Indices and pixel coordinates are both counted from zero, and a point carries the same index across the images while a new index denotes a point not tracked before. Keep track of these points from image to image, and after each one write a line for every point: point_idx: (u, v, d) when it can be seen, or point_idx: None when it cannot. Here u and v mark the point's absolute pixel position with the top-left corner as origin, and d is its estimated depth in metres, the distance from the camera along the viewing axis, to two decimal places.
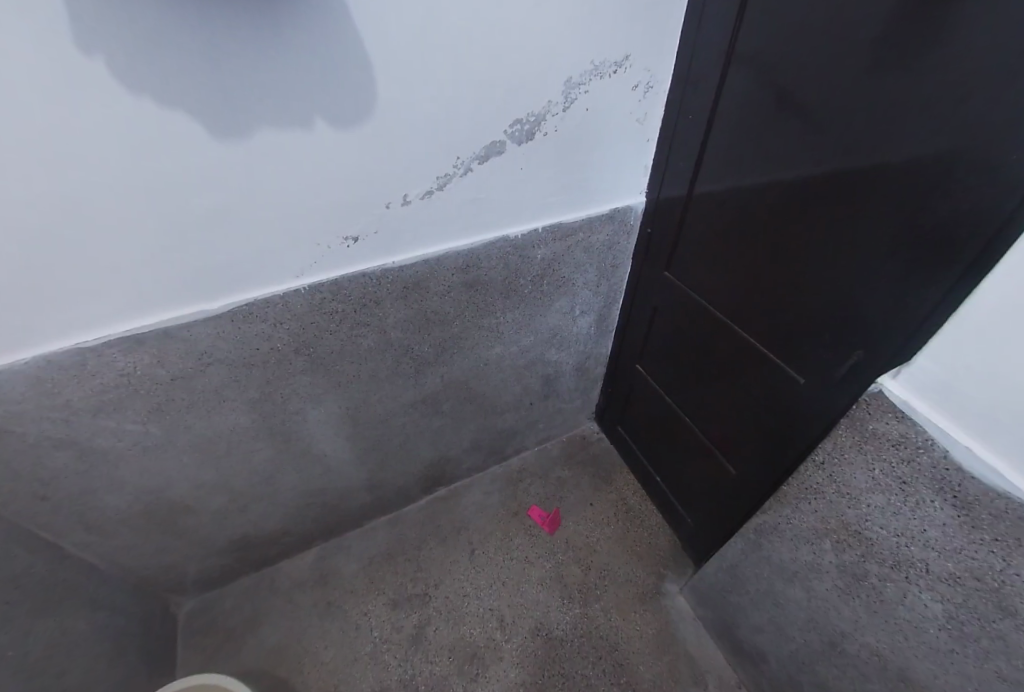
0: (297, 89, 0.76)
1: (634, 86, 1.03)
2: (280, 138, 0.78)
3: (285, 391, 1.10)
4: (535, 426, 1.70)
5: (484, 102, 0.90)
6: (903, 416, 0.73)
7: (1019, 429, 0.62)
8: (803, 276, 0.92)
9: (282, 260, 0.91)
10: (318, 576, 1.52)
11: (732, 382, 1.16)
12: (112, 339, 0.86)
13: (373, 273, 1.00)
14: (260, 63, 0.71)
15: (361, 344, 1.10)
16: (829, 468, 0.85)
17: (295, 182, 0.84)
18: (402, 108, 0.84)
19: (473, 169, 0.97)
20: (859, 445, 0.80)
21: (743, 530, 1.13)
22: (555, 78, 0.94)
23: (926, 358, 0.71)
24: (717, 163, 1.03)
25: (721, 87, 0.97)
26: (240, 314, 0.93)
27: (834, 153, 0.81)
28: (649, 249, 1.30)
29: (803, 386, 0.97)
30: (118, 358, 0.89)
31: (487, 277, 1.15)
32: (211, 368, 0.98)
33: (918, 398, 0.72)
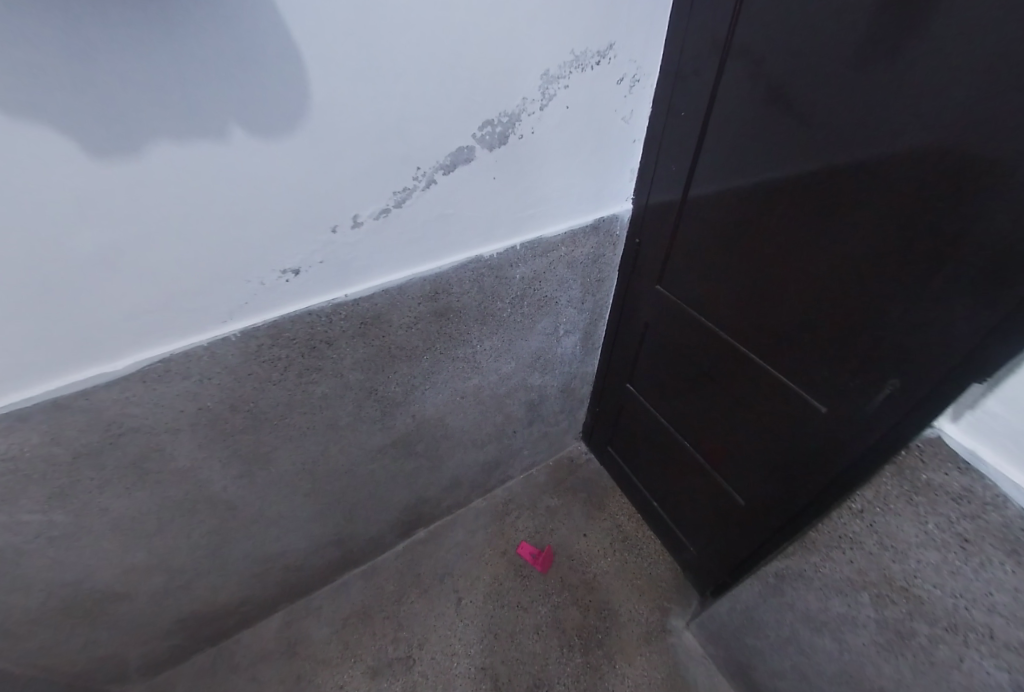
0: (196, 91, 0.58)
1: (619, 80, 0.89)
2: (181, 156, 0.61)
3: (226, 454, 0.92)
4: (519, 454, 1.56)
5: (445, 100, 0.73)
6: (969, 468, 0.63)
7: None
8: (822, 294, 0.79)
9: (202, 305, 0.73)
10: (286, 644, 1.34)
11: (739, 408, 1.04)
12: None
13: (321, 311, 0.82)
14: (141, 56, 0.54)
15: (313, 391, 0.92)
16: (870, 520, 0.76)
17: (210, 206, 0.66)
18: (342, 112, 0.67)
19: (436, 181, 0.81)
20: (908, 497, 0.70)
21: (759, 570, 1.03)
22: (529, 71, 0.78)
23: (997, 403, 0.61)
24: (715, 165, 0.90)
25: (716, 80, 0.83)
26: (154, 372, 0.75)
27: (861, 155, 0.68)
28: (638, 261, 1.17)
29: (825, 417, 0.85)
30: None
31: (460, 304, 0.99)
32: (125, 439, 0.79)
33: (985, 447, 0.63)
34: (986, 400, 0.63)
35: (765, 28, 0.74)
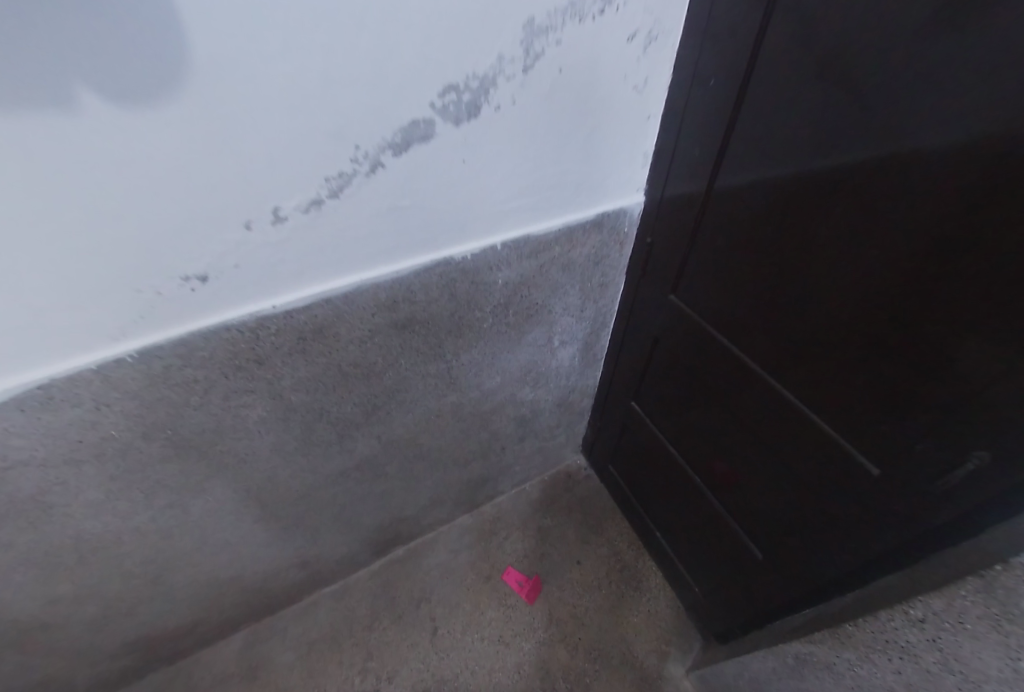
0: (17, 39, 0.41)
1: (630, 37, 0.69)
2: (13, 132, 0.44)
3: (148, 485, 0.79)
4: (509, 470, 1.41)
5: (389, 57, 0.55)
6: None
7: None
8: (883, 327, 0.60)
9: (85, 320, 0.58)
10: (248, 668, 1.25)
11: (759, 451, 0.86)
12: None
13: (243, 325, 0.67)
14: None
15: (246, 416, 0.78)
16: (936, 634, 0.60)
17: (65, 197, 0.49)
18: (240, 71, 0.49)
19: (384, 164, 0.63)
20: (995, 623, 0.53)
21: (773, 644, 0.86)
22: (506, 19, 0.59)
23: None
24: (749, 149, 0.69)
25: (758, 37, 0.63)
26: (34, 401, 0.60)
27: (957, 142, 0.48)
28: (649, 264, 0.98)
29: (875, 481, 0.67)
30: None
31: (427, 314, 0.82)
32: (11, 476, 0.65)
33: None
34: None
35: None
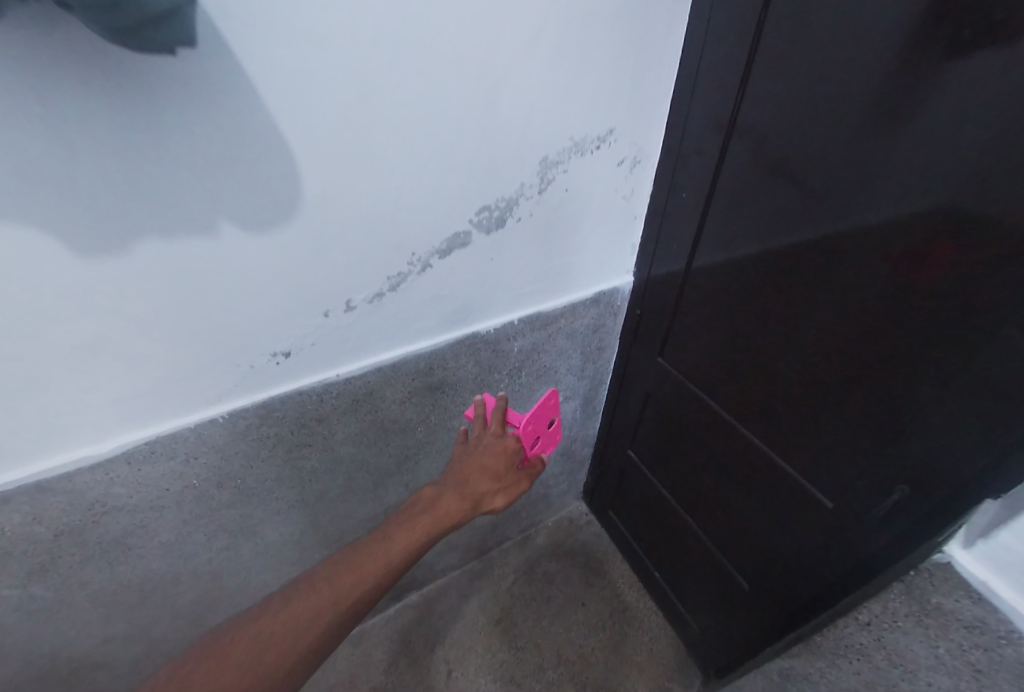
0: (182, 151, 0.53)
1: (619, 163, 0.88)
2: (171, 249, 0.58)
3: (211, 528, 0.87)
4: (517, 518, 1.53)
5: (445, 192, 0.73)
6: (981, 599, 0.62)
7: None
8: (807, 375, 0.78)
9: (192, 388, 0.70)
10: None
11: (695, 471, 1.11)
12: None
13: (312, 391, 0.80)
14: (139, 145, 0.50)
15: (303, 467, 0.89)
16: (873, 634, 0.72)
17: (204, 289, 0.62)
18: (343, 191, 0.64)
19: (432, 265, 0.79)
20: (917, 619, 0.66)
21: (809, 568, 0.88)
22: (529, 162, 0.78)
23: (1008, 536, 0.60)
24: (720, 233, 0.84)
25: (721, 156, 0.80)
26: (137, 455, 0.71)
27: (846, 233, 0.66)
28: (640, 331, 1.12)
29: (774, 481, 0.91)
30: None
31: (456, 377, 0.96)
32: (109, 517, 0.74)
33: (999, 580, 0.61)
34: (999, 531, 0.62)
35: (776, 86, 0.68)
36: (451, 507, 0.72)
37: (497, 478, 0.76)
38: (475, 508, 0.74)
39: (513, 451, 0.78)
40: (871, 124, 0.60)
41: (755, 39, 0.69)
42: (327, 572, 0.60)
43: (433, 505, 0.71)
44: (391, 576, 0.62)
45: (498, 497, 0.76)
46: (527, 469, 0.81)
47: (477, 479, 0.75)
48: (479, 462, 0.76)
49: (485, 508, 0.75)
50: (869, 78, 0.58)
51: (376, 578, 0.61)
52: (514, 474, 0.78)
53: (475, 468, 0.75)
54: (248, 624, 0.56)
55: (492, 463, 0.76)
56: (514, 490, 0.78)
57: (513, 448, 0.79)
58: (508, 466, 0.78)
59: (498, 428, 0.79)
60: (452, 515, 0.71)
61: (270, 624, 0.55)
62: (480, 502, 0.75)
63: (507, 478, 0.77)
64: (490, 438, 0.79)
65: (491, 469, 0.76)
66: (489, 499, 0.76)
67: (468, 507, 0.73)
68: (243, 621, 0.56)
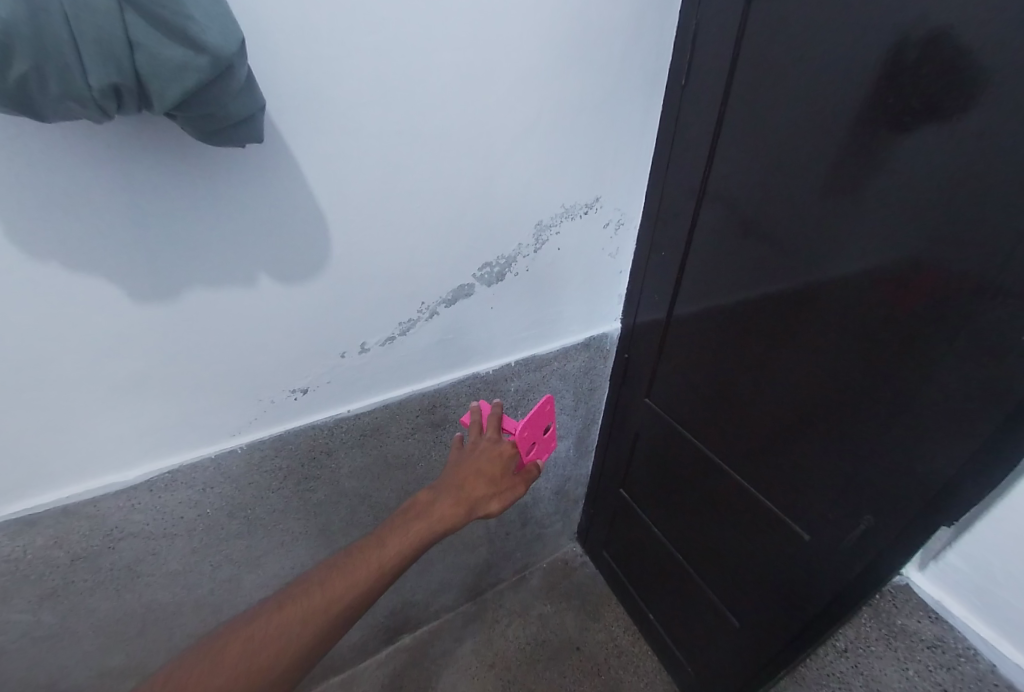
0: (235, 216, 0.64)
1: (605, 225, 1.00)
2: (217, 299, 0.68)
3: (216, 558, 0.89)
4: (512, 559, 1.54)
5: (451, 250, 0.83)
6: (938, 617, 0.70)
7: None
8: (776, 413, 0.85)
9: (216, 420, 0.77)
10: None
11: (682, 509, 1.16)
12: (8, 520, 0.67)
13: (324, 425, 0.86)
14: (202, 216, 0.62)
15: (309, 499, 0.94)
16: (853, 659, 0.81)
17: (238, 329, 0.71)
18: (363, 250, 0.75)
19: (439, 313, 0.89)
20: (887, 641, 0.75)
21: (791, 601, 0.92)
22: (525, 224, 0.89)
23: (957, 556, 0.68)
24: (695, 285, 0.94)
25: (694, 218, 0.91)
26: (159, 483, 0.76)
27: (798, 287, 0.76)
28: (627, 374, 1.21)
29: (754, 516, 0.96)
30: (11, 541, 0.68)
31: (457, 414, 1.03)
32: (123, 544, 0.78)
33: (950, 598, 0.69)
34: (948, 552, 0.68)
35: (736, 163, 0.80)
36: (445, 513, 0.69)
37: (493, 483, 0.75)
38: (469, 514, 0.72)
39: (509, 456, 0.77)
40: (814, 197, 0.70)
41: (715, 124, 0.81)
42: (313, 581, 0.58)
43: (426, 512, 0.69)
44: (384, 578, 0.61)
45: (493, 503, 0.74)
46: (523, 474, 0.79)
47: (472, 484, 0.73)
48: (474, 467, 0.75)
49: (480, 514, 0.73)
50: (809, 161, 0.70)
51: (363, 587, 0.59)
52: (510, 479, 0.77)
53: (469, 474, 0.74)
54: (242, 627, 0.55)
55: (487, 468, 0.75)
56: (510, 495, 0.76)
57: (509, 453, 0.78)
58: (503, 471, 0.76)
59: (493, 433, 0.78)
60: (446, 522, 0.69)
61: (262, 628, 0.54)
62: (475, 508, 0.72)
63: (502, 483, 0.76)
64: (486, 443, 0.78)
65: (486, 474, 0.75)
66: (484, 505, 0.73)
67: (462, 513, 0.70)
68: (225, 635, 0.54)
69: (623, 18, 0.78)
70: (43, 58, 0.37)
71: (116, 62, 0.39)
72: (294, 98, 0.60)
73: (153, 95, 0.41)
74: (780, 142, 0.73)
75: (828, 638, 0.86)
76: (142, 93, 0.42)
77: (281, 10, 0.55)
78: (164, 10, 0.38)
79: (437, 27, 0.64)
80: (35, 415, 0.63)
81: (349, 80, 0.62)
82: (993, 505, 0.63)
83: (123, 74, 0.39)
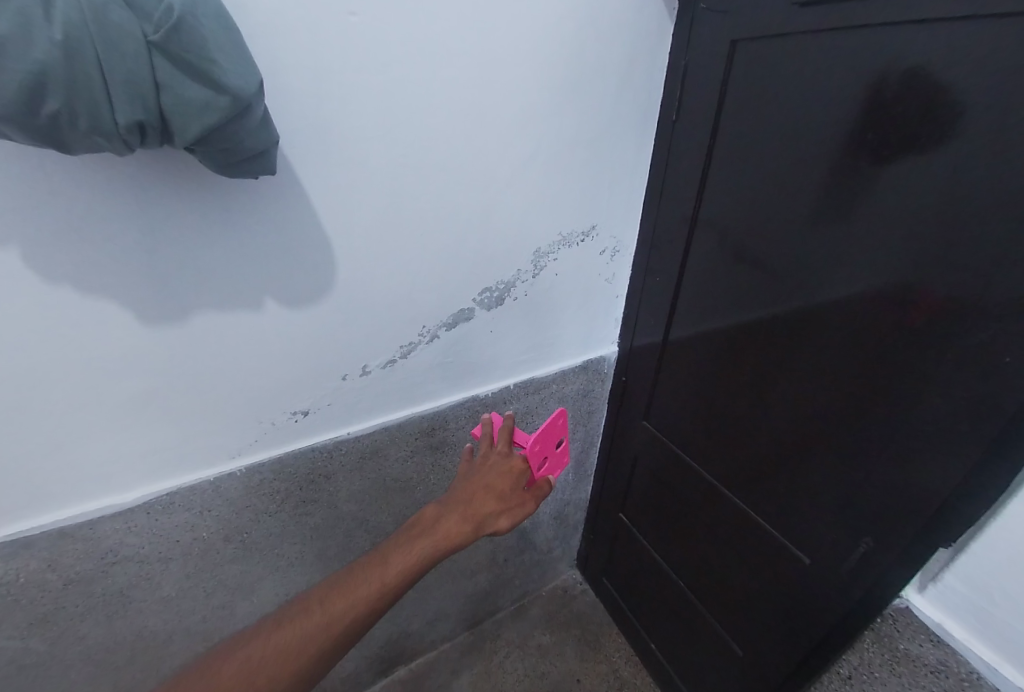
0: (244, 243, 0.66)
1: (601, 252, 1.03)
2: (223, 322, 0.69)
3: (210, 584, 0.88)
4: (510, 586, 1.52)
5: (451, 275, 0.86)
6: (940, 641, 0.71)
7: None
8: (771, 435, 0.86)
9: (217, 442, 0.78)
10: None
11: (682, 533, 1.15)
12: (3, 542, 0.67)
13: (324, 447, 0.87)
14: (212, 242, 0.64)
15: (306, 523, 0.93)
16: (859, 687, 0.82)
17: (242, 351, 0.73)
18: (367, 275, 0.77)
19: (439, 336, 0.90)
20: (892, 667, 0.76)
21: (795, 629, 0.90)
22: (524, 250, 0.91)
23: (955, 579, 0.69)
24: (689, 309, 0.97)
25: (687, 245, 0.94)
26: (157, 505, 0.76)
27: (789, 311, 0.78)
28: (625, 397, 1.22)
29: (753, 540, 0.96)
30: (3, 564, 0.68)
31: (456, 437, 1.03)
32: (117, 567, 0.77)
33: (952, 621, 0.70)
34: (946, 575, 0.70)
35: (726, 192, 0.84)
36: (453, 529, 0.69)
37: (502, 499, 0.74)
38: (478, 531, 0.71)
39: (520, 472, 0.77)
40: (801, 224, 0.73)
41: (705, 156, 0.85)
42: (318, 595, 0.59)
43: (434, 526, 0.68)
44: (389, 596, 0.61)
45: (503, 519, 0.73)
46: (534, 490, 0.78)
47: (481, 499, 0.73)
48: (484, 482, 0.75)
49: (489, 531, 0.72)
50: (795, 190, 0.73)
51: (367, 603, 0.59)
52: (519, 496, 0.76)
53: (479, 489, 0.74)
54: (246, 642, 0.55)
55: (497, 484, 0.75)
56: (519, 513, 0.75)
57: (519, 469, 0.78)
58: (513, 487, 0.76)
59: (504, 447, 0.79)
60: (454, 538, 0.68)
61: (265, 643, 0.54)
62: (484, 524, 0.72)
63: (512, 499, 0.75)
64: (496, 457, 0.78)
65: (496, 489, 0.74)
66: (493, 521, 0.73)
67: (470, 529, 0.70)
68: (227, 648, 0.54)
69: (616, 58, 0.82)
70: (75, 98, 0.39)
71: (142, 100, 0.41)
72: (305, 132, 0.63)
73: (176, 130, 0.44)
74: (768, 173, 0.76)
75: (831, 665, 0.86)
76: (163, 129, 0.45)
77: (296, 52, 0.58)
78: (191, 54, 0.42)
79: (442, 68, 0.68)
80: (37, 434, 0.64)
81: (357, 116, 0.65)
82: (986, 527, 0.65)
83: (148, 112, 0.42)
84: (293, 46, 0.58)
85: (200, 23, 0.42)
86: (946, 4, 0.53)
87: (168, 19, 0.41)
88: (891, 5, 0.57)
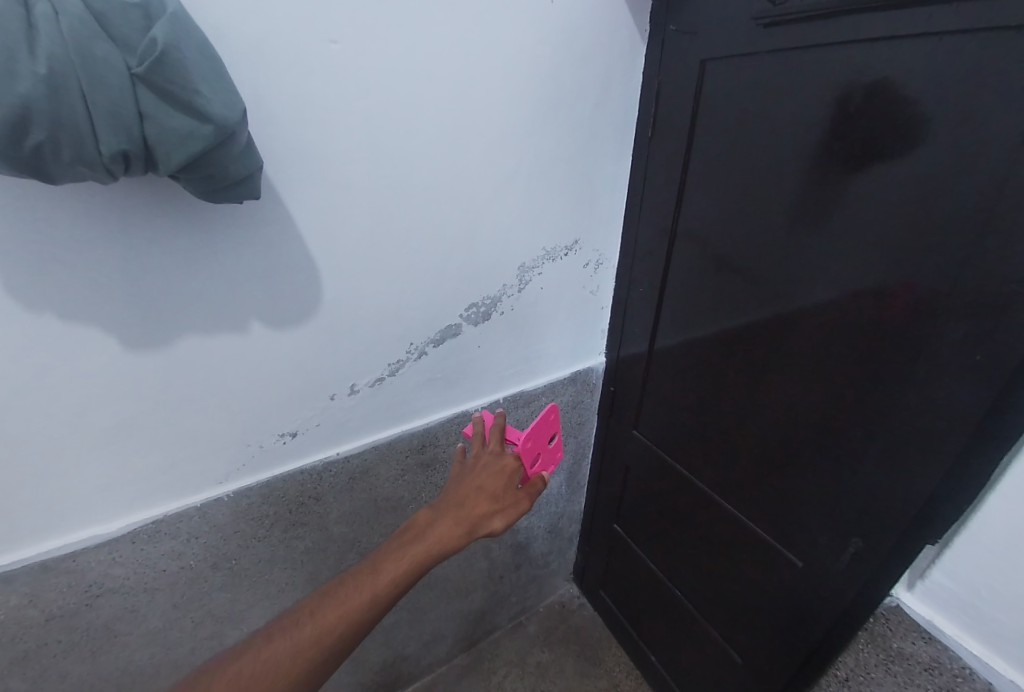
0: (229, 267, 0.66)
1: (585, 265, 1.05)
2: (209, 347, 0.69)
3: (198, 613, 0.86)
4: (507, 603, 1.50)
5: (438, 291, 0.86)
6: (931, 638, 0.72)
7: (1016, 646, 0.64)
8: (758, 440, 0.87)
9: (204, 467, 0.77)
10: None
11: (676, 538, 1.15)
12: None
13: (313, 468, 0.86)
14: (197, 267, 0.64)
15: (296, 547, 0.92)
16: (857, 688, 0.82)
17: (229, 374, 0.72)
18: (353, 295, 0.78)
19: (427, 352, 0.91)
20: (887, 666, 0.77)
21: (790, 632, 0.91)
22: (509, 265, 0.93)
23: (942, 574, 0.71)
24: (673, 318, 0.98)
25: (668, 256, 0.96)
26: (142, 534, 0.74)
27: (768, 317, 0.80)
28: (614, 407, 1.23)
29: (746, 545, 0.96)
30: None
31: (447, 453, 1.03)
32: (101, 600, 0.75)
33: (942, 617, 0.72)
34: (932, 570, 0.72)
35: (703, 204, 0.86)
36: (447, 533, 0.68)
37: (496, 500, 0.74)
38: (473, 532, 0.71)
39: (513, 470, 0.77)
40: (777, 234, 0.75)
41: (681, 170, 0.88)
42: (313, 604, 0.58)
43: (428, 530, 0.68)
44: (383, 602, 0.60)
45: (497, 520, 0.73)
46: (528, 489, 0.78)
47: (475, 500, 0.72)
48: (477, 482, 0.75)
49: (483, 533, 0.72)
50: (770, 201, 0.75)
51: (362, 612, 0.58)
52: (513, 496, 0.76)
53: (472, 490, 0.73)
54: (241, 656, 0.54)
55: (490, 484, 0.75)
56: (514, 512, 0.75)
57: (512, 467, 0.78)
58: (506, 487, 0.76)
59: (496, 445, 0.79)
60: (448, 540, 0.68)
61: (258, 658, 0.53)
62: (478, 525, 0.71)
63: (505, 499, 0.75)
64: (488, 457, 0.78)
65: (489, 489, 0.74)
66: (487, 523, 0.72)
67: (464, 531, 0.69)
68: (218, 665, 0.53)
69: (592, 78, 0.85)
70: (58, 131, 0.40)
71: (127, 131, 0.42)
72: (288, 157, 0.64)
73: (160, 158, 0.45)
74: (742, 184, 0.79)
75: (828, 667, 0.85)
76: (148, 157, 0.46)
77: (279, 80, 0.60)
78: (173, 84, 0.43)
79: (423, 92, 0.70)
80: (18, 466, 0.63)
81: (340, 140, 0.67)
82: (968, 522, 0.66)
83: (132, 142, 0.43)
84: (276, 74, 0.59)
85: (183, 56, 0.43)
86: (899, 27, 0.56)
87: (151, 53, 0.42)
88: (850, 26, 0.61)
